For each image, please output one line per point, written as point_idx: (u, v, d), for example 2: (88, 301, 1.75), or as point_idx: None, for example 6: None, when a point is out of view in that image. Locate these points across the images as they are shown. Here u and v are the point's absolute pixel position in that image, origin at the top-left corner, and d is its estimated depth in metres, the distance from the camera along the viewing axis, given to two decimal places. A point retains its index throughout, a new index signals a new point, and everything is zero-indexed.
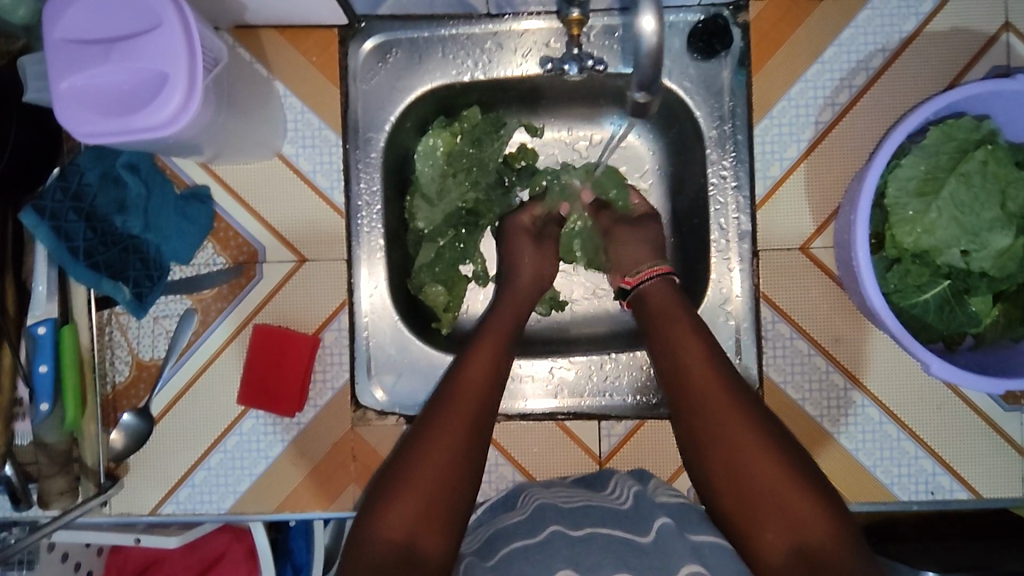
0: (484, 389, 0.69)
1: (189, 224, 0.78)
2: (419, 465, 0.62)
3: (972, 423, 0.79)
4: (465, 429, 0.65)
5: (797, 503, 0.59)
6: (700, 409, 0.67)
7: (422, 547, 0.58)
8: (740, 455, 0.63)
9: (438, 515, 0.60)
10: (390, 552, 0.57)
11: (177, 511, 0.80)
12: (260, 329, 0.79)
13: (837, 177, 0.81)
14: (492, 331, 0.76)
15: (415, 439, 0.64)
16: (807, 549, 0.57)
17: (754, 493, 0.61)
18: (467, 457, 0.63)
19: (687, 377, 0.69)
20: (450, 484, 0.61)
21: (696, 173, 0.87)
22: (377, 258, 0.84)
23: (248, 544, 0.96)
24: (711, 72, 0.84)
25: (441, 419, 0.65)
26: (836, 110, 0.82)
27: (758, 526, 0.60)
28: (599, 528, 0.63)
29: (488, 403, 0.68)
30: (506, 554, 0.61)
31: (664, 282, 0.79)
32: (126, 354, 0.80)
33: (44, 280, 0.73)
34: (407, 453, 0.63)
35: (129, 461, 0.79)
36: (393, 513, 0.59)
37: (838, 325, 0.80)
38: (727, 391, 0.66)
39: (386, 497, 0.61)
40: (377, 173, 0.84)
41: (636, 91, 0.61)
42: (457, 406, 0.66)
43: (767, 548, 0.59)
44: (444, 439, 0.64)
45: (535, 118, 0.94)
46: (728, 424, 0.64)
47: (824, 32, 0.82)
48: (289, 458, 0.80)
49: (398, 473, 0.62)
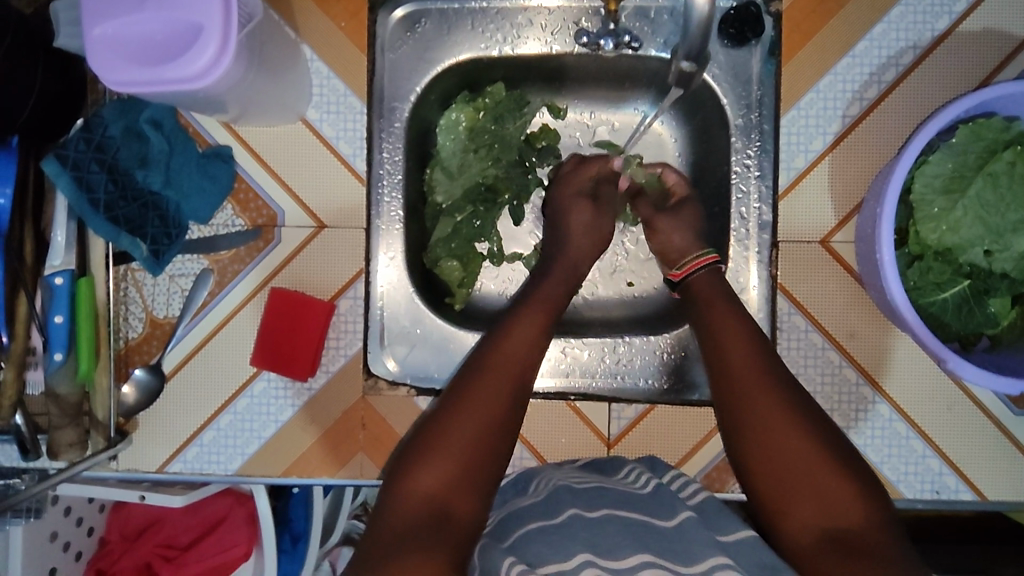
0: (523, 362, 0.69)
1: (209, 183, 0.78)
2: (457, 430, 0.63)
3: (981, 424, 0.79)
4: (502, 397, 0.65)
5: (829, 486, 0.61)
6: (738, 388, 0.67)
7: (454, 508, 0.59)
8: (777, 435, 0.63)
9: (470, 482, 0.61)
10: (422, 513, 0.59)
11: (184, 470, 0.80)
12: (278, 291, 0.79)
13: (861, 172, 0.81)
14: (533, 303, 0.75)
15: (454, 403, 0.65)
16: (839, 532, 0.59)
17: (790, 474, 0.62)
18: (503, 427, 0.64)
19: (724, 353, 0.69)
20: (483, 453, 0.62)
21: (720, 162, 0.87)
22: (395, 230, 0.83)
23: (249, 509, 0.97)
24: (741, 60, 0.83)
25: (479, 387, 0.65)
26: (864, 105, 0.81)
27: (789, 505, 0.62)
28: (616, 510, 0.64)
29: (525, 376, 0.68)
30: (521, 536, 0.62)
31: (713, 272, 0.77)
32: (140, 311, 0.80)
33: (63, 231, 0.74)
34: (444, 414, 0.64)
35: (140, 416, 0.79)
36: (428, 475, 0.60)
37: (853, 320, 0.80)
38: (767, 371, 0.67)
39: (420, 458, 0.61)
40: (400, 143, 0.83)
41: (683, 61, 0.69)
42: (496, 375, 0.67)
43: (797, 526, 0.61)
44: (482, 408, 0.64)
45: (558, 99, 0.93)
46: (766, 402, 0.65)
47: (857, 25, 0.81)
48: (300, 424, 0.80)
49: (434, 435, 0.63)
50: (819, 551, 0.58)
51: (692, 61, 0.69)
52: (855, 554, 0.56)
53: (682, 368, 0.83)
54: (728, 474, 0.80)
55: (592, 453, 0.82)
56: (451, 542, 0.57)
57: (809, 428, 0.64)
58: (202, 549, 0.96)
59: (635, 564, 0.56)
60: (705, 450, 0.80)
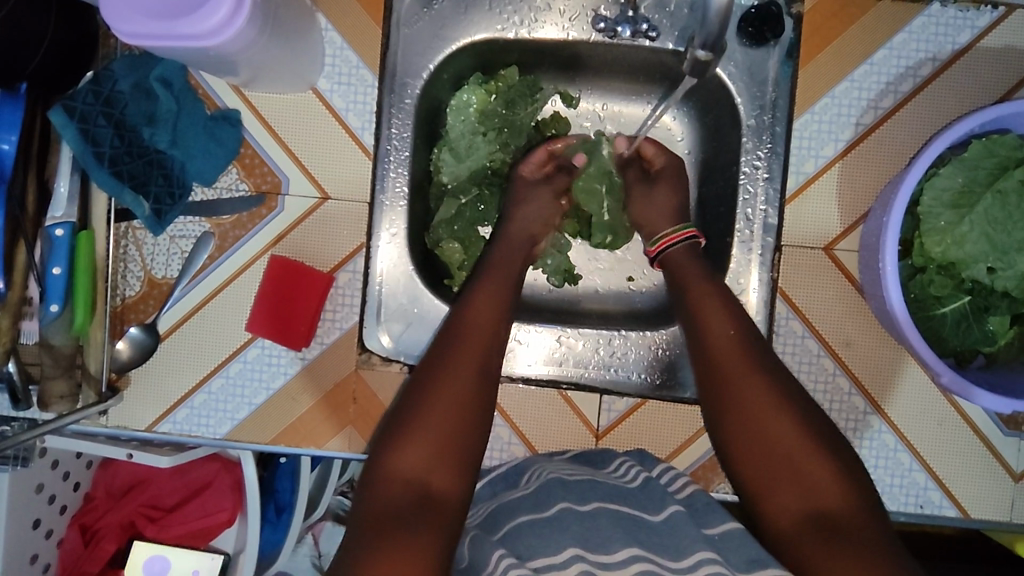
0: (488, 339, 0.68)
1: (216, 146, 0.78)
2: (430, 410, 0.62)
3: (971, 443, 0.79)
4: (472, 374, 0.65)
5: (813, 471, 0.61)
6: (720, 379, 0.66)
7: (437, 487, 0.59)
8: (761, 425, 0.63)
9: (450, 459, 0.61)
10: (405, 494, 0.59)
11: (173, 430, 0.80)
12: (277, 260, 0.79)
13: (869, 182, 0.81)
14: (507, 279, 0.75)
15: (423, 384, 0.64)
16: (823, 516, 0.59)
17: (772, 460, 0.62)
18: (474, 403, 0.64)
19: (721, 353, 0.67)
20: (460, 429, 0.62)
21: (730, 162, 0.86)
22: (399, 207, 0.83)
23: (237, 475, 0.97)
24: (758, 60, 0.82)
25: (448, 366, 0.65)
26: (879, 114, 0.81)
27: (772, 491, 0.62)
28: (607, 503, 0.64)
29: (491, 351, 0.68)
30: (511, 529, 0.62)
31: (689, 247, 0.77)
32: (139, 270, 0.80)
33: (66, 182, 0.73)
34: (416, 395, 0.64)
35: (131, 374, 0.80)
36: (406, 456, 0.60)
37: (850, 329, 0.80)
38: (748, 360, 0.66)
39: (397, 439, 0.61)
40: (409, 120, 0.83)
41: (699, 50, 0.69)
42: (462, 353, 0.66)
43: (783, 510, 0.61)
44: (451, 386, 0.64)
45: (571, 86, 0.93)
46: (746, 391, 0.65)
47: (876, 32, 0.80)
48: (290, 392, 0.80)
49: (407, 416, 0.62)
50: (804, 533, 0.59)
51: (709, 50, 0.69)
52: (840, 538, 0.57)
53: (675, 365, 0.83)
54: (713, 473, 0.80)
55: (581, 444, 0.82)
56: (437, 521, 0.57)
57: (792, 416, 0.63)
58: (186, 512, 0.97)
59: (624, 558, 0.57)
60: (694, 448, 0.81)
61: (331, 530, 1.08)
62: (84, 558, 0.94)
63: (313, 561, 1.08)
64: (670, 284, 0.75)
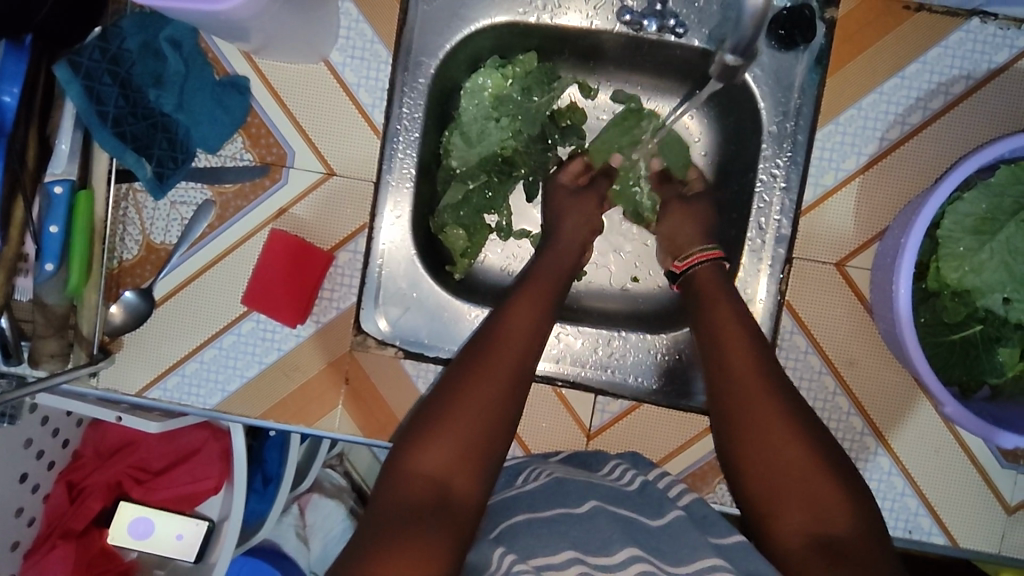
0: (523, 347, 0.67)
1: (222, 113, 0.77)
2: (462, 410, 0.61)
3: (966, 472, 0.78)
4: (507, 379, 0.64)
5: (821, 489, 0.60)
6: (729, 394, 0.66)
7: (456, 489, 0.58)
8: (769, 442, 0.62)
9: (472, 465, 0.60)
10: (426, 491, 0.57)
11: (163, 397, 0.80)
12: (277, 235, 0.77)
13: (886, 200, 0.78)
14: (540, 280, 0.75)
15: (458, 382, 0.64)
16: (828, 536, 0.58)
17: (778, 476, 0.61)
18: (505, 410, 0.63)
19: (727, 369, 0.67)
20: (488, 433, 0.61)
21: (747, 167, 0.84)
22: (404, 188, 0.82)
23: (224, 445, 0.96)
24: (786, 64, 0.79)
25: (482, 368, 0.64)
26: (906, 130, 0.78)
27: (774, 506, 0.61)
28: (605, 504, 0.64)
29: (527, 360, 0.67)
30: (506, 528, 0.62)
31: (715, 267, 0.76)
32: (137, 234, 0.79)
33: (67, 139, 0.72)
34: (448, 393, 0.63)
35: (124, 337, 0.79)
36: (432, 453, 0.59)
37: (854, 348, 0.78)
38: (755, 373, 0.66)
39: (423, 436, 0.60)
40: (421, 100, 0.81)
41: (729, 54, 0.67)
42: (498, 358, 0.65)
43: (784, 530, 0.60)
44: (486, 388, 0.63)
45: (590, 77, 0.90)
46: (756, 404, 0.64)
47: (910, 45, 0.78)
48: (285, 368, 0.79)
49: (436, 413, 0.62)
50: (806, 551, 0.57)
51: (739, 55, 0.67)
52: (843, 559, 0.55)
53: (674, 371, 0.82)
54: (703, 482, 0.80)
55: (571, 443, 0.81)
56: (452, 524, 0.56)
57: (801, 433, 0.63)
58: (173, 477, 0.96)
59: (624, 560, 0.56)
60: (688, 454, 0.80)
61: (318, 502, 1.09)
62: (70, 514, 0.93)
63: (296, 531, 1.08)
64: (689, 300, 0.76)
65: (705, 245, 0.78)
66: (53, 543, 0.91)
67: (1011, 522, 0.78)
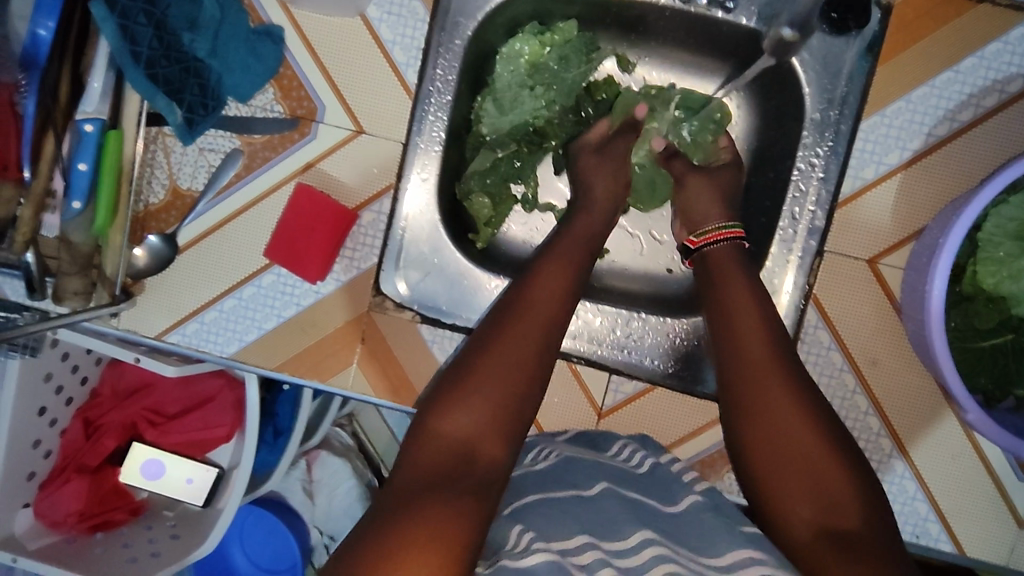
0: (550, 311, 0.67)
1: (255, 62, 0.75)
2: (488, 378, 0.61)
3: (980, 482, 0.77)
4: (534, 342, 0.64)
5: (835, 484, 0.59)
6: (743, 402, 0.64)
7: (483, 453, 0.58)
8: (782, 432, 0.61)
9: (500, 430, 0.60)
10: (453, 455, 0.57)
11: (181, 342, 0.80)
12: (302, 188, 0.77)
13: (927, 198, 0.76)
14: (571, 246, 0.74)
15: (483, 350, 0.63)
16: (833, 526, 0.57)
17: (791, 472, 0.60)
18: (532, 375, 0.62)
19: (742, 343, 0.66)
20: (515, 398, 0.61)
21: (784, 155, 0.81)
22: (433, 151, 0.80)
23: (239, 395, 0.98)
24: (835, 50, 0.76)
25: (509, 332, 0.64)
26: (954, 127, 0.75)
27: (781, 497, 0.61)
28: (616, 486, 0.65)
29: (553, 330, 0.66)
30: (521, 507, 0.62)
31: (735, 246, 0.75)
32: (164, 178, 0.79)
33: (100, 79, 0.71)
34: (475, 356, 0.63)
35: (147, 281, 0.79)
36: (459, 422, 0.59)
37: (878, 347, 0.77)
38: (775, 369, 0.64)
39: (450, 398, 0.60)
40: (456, 62, 0.79)
41: None
42: (524, 324, 0.65)
43: (797, 526, 0.59)
44: (511, 357, 0.62)
45: (630, 51, 0.88)
46: (775, 396, 0.62)
47: (968, 39, 0.74)
48: (302, 323, 0.79)
49: (463, 376, 0.61)
50: (818, 546, 0.57)
51: None
52: (852, 547, 0.56)
53: (691, 356, 0.80)
54: (711, 469, 0.79)
55: (582, 421, 0.81)
56: (479, 487, 0.56)
57: (814, 421, 0.61)
58: (186, 421, 0.97)
59: (636, 544, 0.56)
60: (702, 439, 0.79)
61: (325, 458, 1.09)
62: (85, 450, 0.95)
63: (303, 485, 1.09)
64: (705, 274, 0.74)
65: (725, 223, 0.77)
66: (67, 476, 0.93)
67: (1022, 535, 0.77)
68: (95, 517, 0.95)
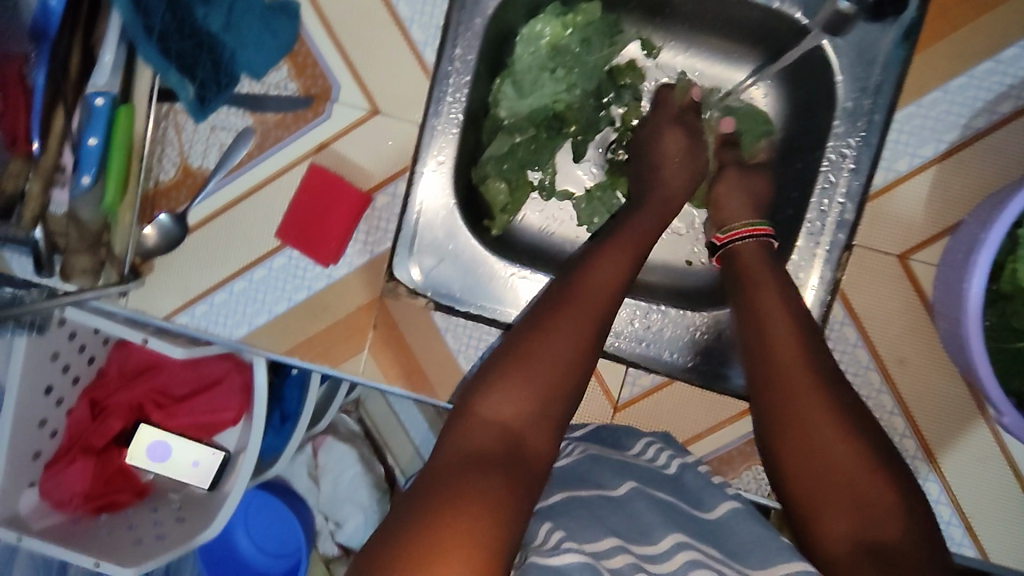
0: (604, 302, 0.65)
1: (269, 37, 0.73)
2: (539, 365, 0.59)
3: (1008, 487, 0.74)
4: (586, 332, 0.62)
5: (875, 492, 0.57)
6: (778, 410, 0.62)
7: (528, 443, 0.56)
8: (815, 436, 0.59)
9: (546, 421, 0.58)
10: (498, 441, 0.55)
11: (189, 324, 0.79)
12: (316, 169, 0.75)
13: (961, 191, 0.73)
14: (624, 236, 0.72)
15: (534, 334, 0.61)
16: (876, 545, 0.55)
17: (826, 478, 0.58)
18: (582, 367, 0.61)
19: (774, 348, 0.64)
20: (564, 389, 0.59)
21: (813, 145, 0.79)
22: (450, 134, 0.78)
23: (247, 379, 0.95)
24: (871, 37, 0.73)
25: (561, 320, 0.62)
26: (993, 119, 0.72)
27: (819, 504, 0.59)
28: (643, 486, 0.64)
29: (605, 319, 0.64)
30: (547, 507, 0.60)
31: (762, 244, 0.72)
32: (175, 155, 0.77)
33: (111, 52, 0.70)
34: (526, 342, 0.61)
35: (156, 261, 0.78)
36: (506, 406, 0.57)
37: (905, 346, 0.74)
38: (805, 371, 0.62)
39: (499, 383, 0.58)
40: (476, 42, 0.76)
41: None
42: (577, 311, 0.63)
43: (833, 533, 0.57)
44: (564, 345, 0.61)
45: (655, 34, 0.86)
46: (803, 399, 0.61)
47: (1011, 26, 0.71)
48: (314, 308, 0.78)
49: (512, 362, 0.60)
50: (855, 557, 0.55)
51: None
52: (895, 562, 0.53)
53: (712, 350, 0.78)
54: (728, 466, 0.78)
55: (597, 415, 0.78)
56: (524, 477, 0.54)
57: (842, 421, 0.60)
58: (191, 405, 0.96)
59: (669, 548, 0.56)
60: (720, 436, 0.77)
61: (331, 444, 1.08)
62: (91, 430, 0.94)
63: (308, 469, 1.09)
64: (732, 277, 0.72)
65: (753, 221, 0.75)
66: (73, 456, 0.93)
67: None
68: (101, 498, 0.95)
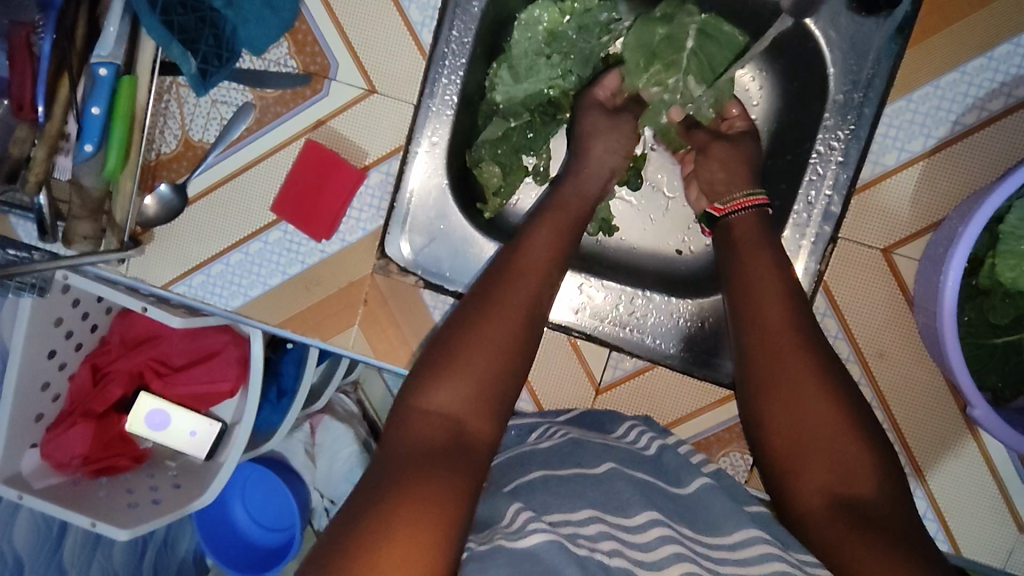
0: (540, 279, 0.66)
1: (270, 14, 0.74)
2: (474, 349, 0.60)
3: (981, 482, 0.75)
4: (523, 314, 0.63)
5: (856, 469, 0.57)
6: (752, 394, 0.64)
7: (471, 430, 0.57)
8: (790, 419, 0.61)
9: (487, 405, 0.58)
10: (441, 432, 0.56)
11: (187, 293, 0.81)
12: (312, 145, 0.78)
13: (949, 187, 0.73)
14: (563, 208, 0.74)
15: (471, 319, 0.62)
16: (848, 499, 0.56)
17: (801, 456, 0.60)
18: (520, 347, 0.62)
19: (764, 334, 0.64)
20: (501, 371, 0.60)
21: (803, 137, 0.80)
22: (444, 115, 0.79)
23: (243, 352, 0.99)
24: (865, 30, 0.74)
25: (498, 304, 0.63)
26: (983, 116, 0.72)
27: (796, 480, 0.60)
28: (621, 466, 0.64)
29: (543, 297, 0.65)
30: (524, 484, 0.61)
31: (756, 215, 0.74)
32: (177, 128, 0.79)
33: (116, 23, 0.70)
34: (461, 329, 0.61)
35: (156, 230, 0.80)
36: (445, 395, 0.57)
37: (887, 340, 0.75)
38: (783, 356, 0.62)
39: (437, 373, 0.58)
40: (473, 25, 0.77)
41: None
42: (512, 292, 0.64)
43: (804, 501, 0.59)
44: (496, 331, 0.61)
45: None
46: (789, 377, 0.61)
47: (1004, 24, 0.71)
48: (307, 281, 0.80)
49: (449, 350, 0.60)
50: (824, 520, 0.57)
51: None
52: (867, 525, 0.54)
53: (694, 338, 0.80)
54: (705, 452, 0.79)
55: (579, 397, 0.80)
56: (470, 463, 0.54)
57: (818, 406, 0.60)
58: (188, 375, 0.98)
59: (643, 523, 0.56)
60: (698, 421, 0.79)
61: (329, 424, 1.10)
62: (90, 396, 0.97)
63: (305, 448, 1.10)
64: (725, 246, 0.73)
65: (751, 190, 0.76)
66: (73, 420, 0.95)
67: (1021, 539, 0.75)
68: (99, 461, 0.97)
